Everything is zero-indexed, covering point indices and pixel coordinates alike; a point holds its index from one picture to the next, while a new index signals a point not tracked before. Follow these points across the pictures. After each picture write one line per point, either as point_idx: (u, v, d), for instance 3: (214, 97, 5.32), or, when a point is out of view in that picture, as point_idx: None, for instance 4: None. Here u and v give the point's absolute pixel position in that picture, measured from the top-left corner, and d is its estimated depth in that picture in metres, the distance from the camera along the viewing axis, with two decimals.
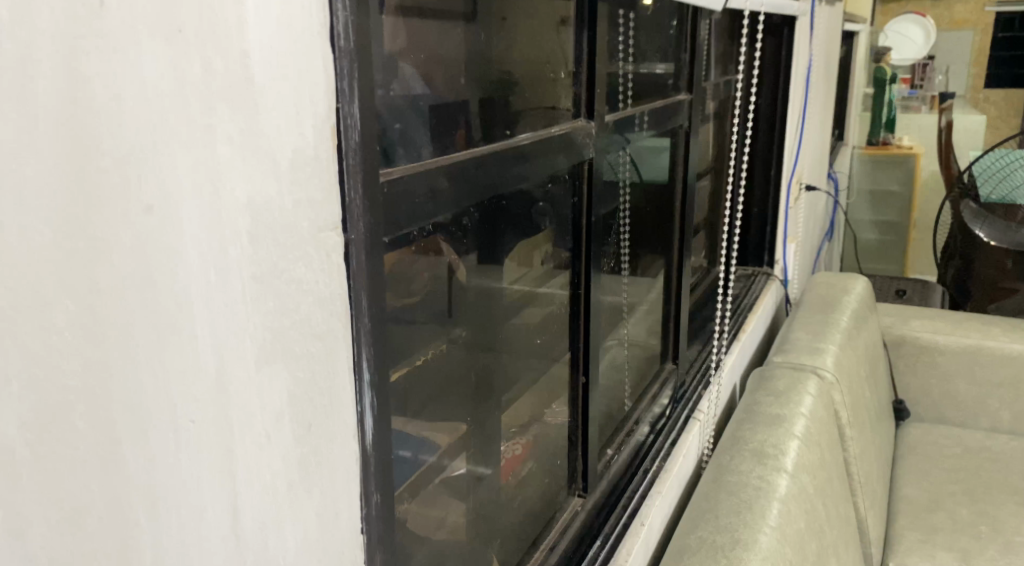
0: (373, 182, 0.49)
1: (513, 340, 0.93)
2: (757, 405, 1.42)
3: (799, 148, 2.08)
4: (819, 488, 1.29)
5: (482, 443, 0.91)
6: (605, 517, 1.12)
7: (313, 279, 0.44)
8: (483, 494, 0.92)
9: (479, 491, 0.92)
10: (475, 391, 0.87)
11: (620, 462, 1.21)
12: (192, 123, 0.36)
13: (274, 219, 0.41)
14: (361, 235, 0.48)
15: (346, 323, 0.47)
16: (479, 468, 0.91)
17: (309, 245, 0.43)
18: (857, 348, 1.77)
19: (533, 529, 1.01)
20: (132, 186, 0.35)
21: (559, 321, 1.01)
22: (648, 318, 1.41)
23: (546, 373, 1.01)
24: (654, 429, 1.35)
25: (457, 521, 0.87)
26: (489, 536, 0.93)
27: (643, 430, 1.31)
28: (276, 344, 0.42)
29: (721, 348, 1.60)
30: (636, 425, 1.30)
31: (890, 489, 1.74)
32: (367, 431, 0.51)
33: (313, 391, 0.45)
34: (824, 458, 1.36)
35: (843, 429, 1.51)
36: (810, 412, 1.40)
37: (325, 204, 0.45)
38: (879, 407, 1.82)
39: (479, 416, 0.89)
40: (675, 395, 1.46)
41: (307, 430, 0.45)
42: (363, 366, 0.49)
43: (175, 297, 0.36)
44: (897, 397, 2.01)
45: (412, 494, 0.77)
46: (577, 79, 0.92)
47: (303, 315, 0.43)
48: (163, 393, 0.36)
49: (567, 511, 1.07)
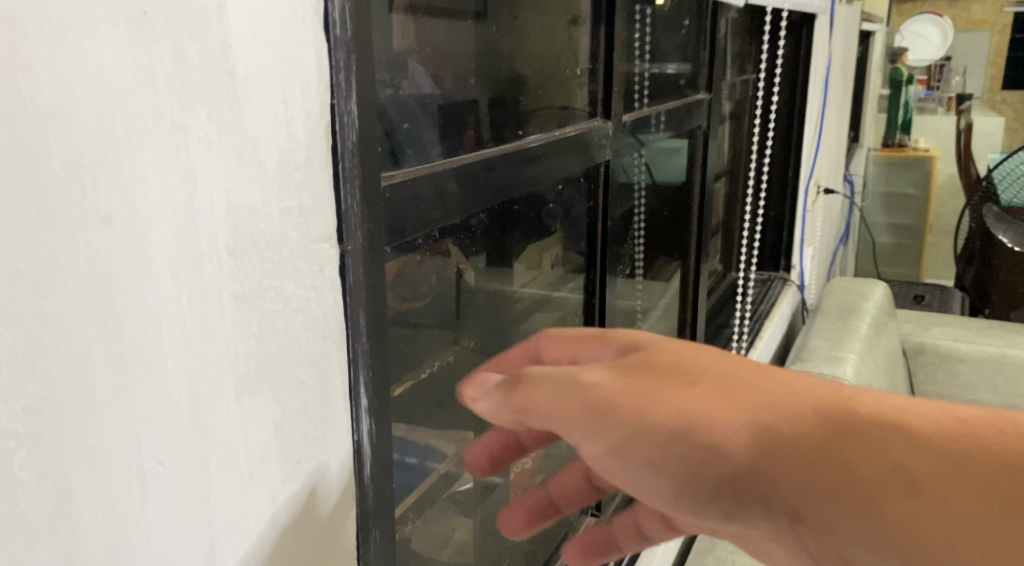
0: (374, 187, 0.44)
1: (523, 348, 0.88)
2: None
3: (817, 150, 2.02)
4: None
5: None
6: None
7: (301, 298, 0.39)
8: (493, 508, 0.88)
9: (489, 504, 0.87)
10: None
11: None
12: (164, 120, 0.31)
13: (258, 232, 0.36)
14: (360, 247, 0.43)
15: (342, 342, 0.43)
16: (490, 478, 0.87)
17: (299, 259, 0.39)
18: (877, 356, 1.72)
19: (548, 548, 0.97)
20: (89, 194, 0.29)
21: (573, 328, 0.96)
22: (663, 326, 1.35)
23: None
24: None
25: (465, 538, 0.83)
26: (498, 555, 0.89)
27: None
28: (261, 371, 0.37)
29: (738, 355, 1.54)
30: None
31: None
32: (366, 464, 0.46)
33: (305, 422, 0.40)
34: None
35: None
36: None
37: (318, 214, 0.40)
38: None
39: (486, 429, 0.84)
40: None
41: (296, 466, 0.40)
42: (362, 392, 0.45)
43: (140, 321, 0.31)
44: None
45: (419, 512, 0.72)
46: (593, 77, 0.86)
47: (292, 339, 0.39)
48: (126, 436, 0.31)
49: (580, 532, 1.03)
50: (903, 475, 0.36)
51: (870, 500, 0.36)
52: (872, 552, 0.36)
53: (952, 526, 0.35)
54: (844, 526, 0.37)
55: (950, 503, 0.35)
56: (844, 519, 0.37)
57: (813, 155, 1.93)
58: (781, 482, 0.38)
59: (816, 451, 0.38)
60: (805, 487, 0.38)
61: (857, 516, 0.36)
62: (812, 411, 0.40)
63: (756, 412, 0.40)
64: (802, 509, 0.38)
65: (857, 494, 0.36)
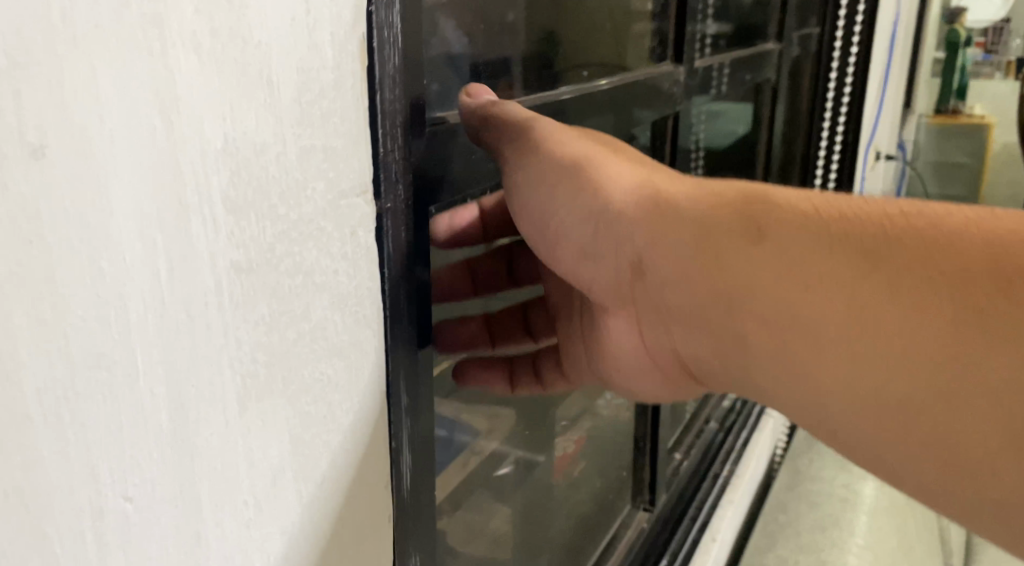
0: (411, 127, 0.34)
1: None
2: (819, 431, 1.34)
3: (878, 111, 1.88)
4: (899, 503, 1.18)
5: (534, 432, 0.78)
6: (671, 531, 1.04)
7: (325, 270, 0.29)
8: (533, 490, 0.80)
9: (529, 484, 0.79)
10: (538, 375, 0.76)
11: (690, 467, 1.13)
12: (130, 11, 0.21)
13: (269, 179, 0.26)
14: (399, 202, 0.34)
15: (380, 328, 0.33)
16: (535, 456, 0.79)
17: (323, 216, 0.29)
18: None
19: (604, 535, 0.94)
20: (10, 119, 0.19)
21: None
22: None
23: None
24: (724, 426, 1.26)
25: (504, 527, 0.75)
26: (540, 543, 0.81)
27: (712, 428, 1.22)
28: (273, 369, 0.28)
29: None
30: (704, 424, 1.21)
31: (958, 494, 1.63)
32: (404, 478, 0.37)
33: (332, 431, 0.31)
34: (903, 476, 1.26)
35: None
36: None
37: (349, 158, 0.30)
38: None
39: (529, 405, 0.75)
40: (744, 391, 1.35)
41: (322, 488, 0.31)
42: (401, 390, 0.36)
43: (98, 305, 0.22)
44: None
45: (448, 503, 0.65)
46: (665, 13, 0.75)
47: (313, 324, 0.29)
48: (80, 466, 0.22)
49: (634, 527, 0.99)
50: (759, 230, 0.37)
51: (726, 253, 0.37)
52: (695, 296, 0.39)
53: (802, 285, 0.35)
54: (683, 278, 0.39)
55: (806, 267, 0.35)
56: (697, 274, 0.39)
57: (873, 118, 1.79)
58: (656, 243, 0.41)
59: (701, 211, 0.39)
60: (681, 247, 0.39)
61: (707, 267, 0.38)
62: (723, 188, 0.40)
63: (661, 184, 0.42)
64: (661, 266, 0.40)
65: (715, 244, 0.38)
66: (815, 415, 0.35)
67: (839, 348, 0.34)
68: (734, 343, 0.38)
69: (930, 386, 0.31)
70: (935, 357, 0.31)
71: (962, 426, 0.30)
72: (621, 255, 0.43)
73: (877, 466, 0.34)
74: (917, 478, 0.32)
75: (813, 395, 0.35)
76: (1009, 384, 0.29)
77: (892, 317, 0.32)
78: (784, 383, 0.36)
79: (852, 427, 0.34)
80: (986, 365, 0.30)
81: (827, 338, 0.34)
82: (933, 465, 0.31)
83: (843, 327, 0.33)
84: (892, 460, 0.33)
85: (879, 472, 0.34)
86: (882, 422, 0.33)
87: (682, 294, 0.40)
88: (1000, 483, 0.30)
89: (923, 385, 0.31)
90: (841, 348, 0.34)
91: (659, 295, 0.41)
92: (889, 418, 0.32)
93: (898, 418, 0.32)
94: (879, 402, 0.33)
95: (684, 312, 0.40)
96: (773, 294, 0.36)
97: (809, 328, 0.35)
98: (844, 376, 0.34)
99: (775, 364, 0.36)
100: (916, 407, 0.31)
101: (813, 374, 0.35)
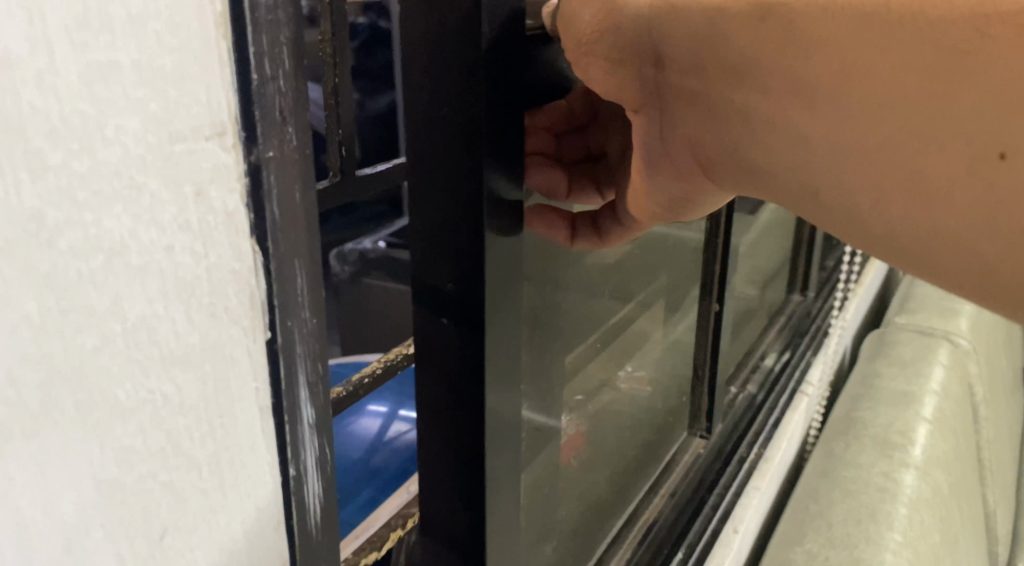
0: (302, 45, 0.24)
1: (580, 284, 0.71)
2: (857, 411, 1.23)
3: None
4: (936, 494, 1.10)
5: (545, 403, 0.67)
6: (725, 461, 1.07)
7: (147, 249, 0.21)
8: (542, 471, 0.70)
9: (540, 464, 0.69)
10: (544, 341, 0.65)
11: (743, 400, 1.15)
12: None
13: (12, 104, 0.18)
14: (291, 152, 0.24)
15: (260, 322, 0.25)
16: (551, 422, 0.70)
17: (141, 170, 0.20)
18: (979, 337, 1.55)
19: (609, 521, 0.85)
20: None
21: (628, 265, 0.81)
22: (759, 249, 1.23)
23: (622, 331, 0.84)
24: (764, 387, 1.22)
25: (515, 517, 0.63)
26: (546, 533, 0.72)
27: (750, 389, 1.18)
28: (44, 383, 0.20)
29: (846, 291, 1.55)
30: (760, 360, 1.24)
31: (997, 486, 1.53)
32: (310, 512, 0.28)
33: (173, 464, 0.22)
34: (945, 466, 1.17)
35: (955, 426, 1.28)
36: (933, 417, 1.22)
37: (183, 80, 0.21)
38: (990, 392, 1.59)
39: (547, 373, 0.67)
40: (781, 356, 1.30)
41: (159, 544, 0.23)
42: (302, 401, 0.27)
43: None
44: (1008, 384, 1.76)
45: (386, 541, 0.70)
46: None
47: (132, 325, 0.21)
48: None
49: (688, 453, 1.02)
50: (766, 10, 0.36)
51: (729, 36, 0.38)
52: (702, 79, 0.40)
53: (802, 54, 0.35)
54: (690, 66, 0.40)
55: (805, 32, 0.35)
56: (703, 61, 0.39)
57: None
58: (668, 32, 0.40)
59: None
60: (694, 34, 0.39)
61: (712, 51, 0.39)
62: None
63: None
64: (672, 57, 0.41)
65: (719, 29, 0.38)
66: (799, 176, 0.38)
67: (831, 107, 0.35)
68: (730, 121, 0.40)
69: (906, 136, 0.33)
70: (915, 104, 0.33)
71: (928, 171, 0.33)
72: (641, 57, 0.42)
73: (855, 222, 0.36)
74: (884, 221, 0.35)
75: (802, 159, 0.37)
76: (978, 124, 0.31)
77: (881, 68, 0.33)
78: (779, 152, 0.38)
79: (839, 185, 0.36)
80: (957, 105, 0.32)
81: (820, 100, 0.35)
82: (897, 207, 0.35)
83: (834, 89, 0.35)
84: (865, 208, 0.36)
85: (847, 221, 0.37)
86: (866, 175, 0.35)
87: (688, 83, 0.41)
88: (948, 212, 0.33)
89: (901, 132, 0.33)
90: (835, 107, 0.35)
91: (666, 90, 0.42)
92: (869, 169, 0.35)
93: (877, 169, 0.35)
94: (862, 153, 0.35)
95: (687, 100, 0.41)
96: (775, 65, 0.36)
97: (805, 91, 0.36)
98: (835, 137, 0.35)
99: (776, 130, 0.38)
100: (894, 154, 0.34)
101: (804, 135, 0.36)
